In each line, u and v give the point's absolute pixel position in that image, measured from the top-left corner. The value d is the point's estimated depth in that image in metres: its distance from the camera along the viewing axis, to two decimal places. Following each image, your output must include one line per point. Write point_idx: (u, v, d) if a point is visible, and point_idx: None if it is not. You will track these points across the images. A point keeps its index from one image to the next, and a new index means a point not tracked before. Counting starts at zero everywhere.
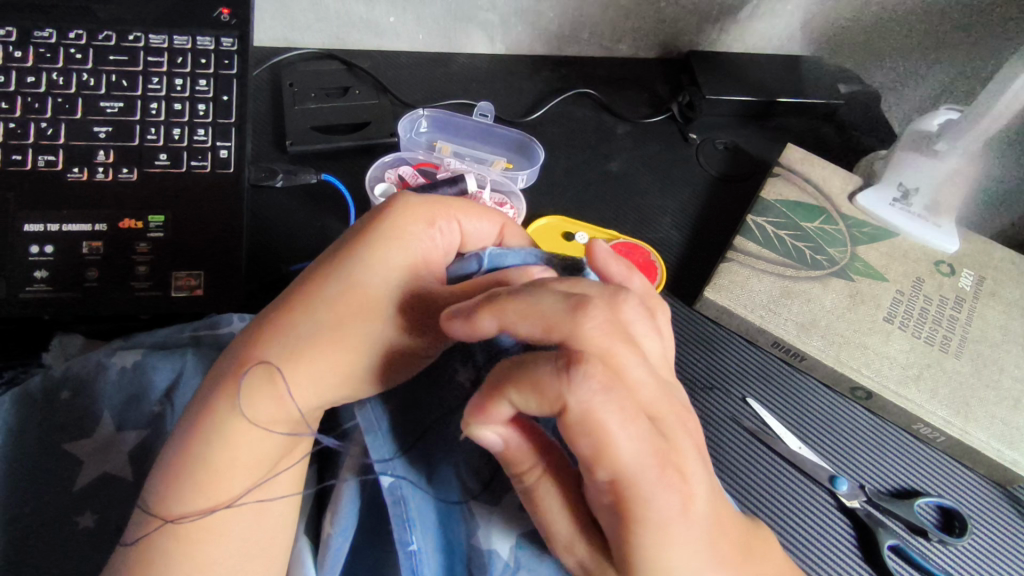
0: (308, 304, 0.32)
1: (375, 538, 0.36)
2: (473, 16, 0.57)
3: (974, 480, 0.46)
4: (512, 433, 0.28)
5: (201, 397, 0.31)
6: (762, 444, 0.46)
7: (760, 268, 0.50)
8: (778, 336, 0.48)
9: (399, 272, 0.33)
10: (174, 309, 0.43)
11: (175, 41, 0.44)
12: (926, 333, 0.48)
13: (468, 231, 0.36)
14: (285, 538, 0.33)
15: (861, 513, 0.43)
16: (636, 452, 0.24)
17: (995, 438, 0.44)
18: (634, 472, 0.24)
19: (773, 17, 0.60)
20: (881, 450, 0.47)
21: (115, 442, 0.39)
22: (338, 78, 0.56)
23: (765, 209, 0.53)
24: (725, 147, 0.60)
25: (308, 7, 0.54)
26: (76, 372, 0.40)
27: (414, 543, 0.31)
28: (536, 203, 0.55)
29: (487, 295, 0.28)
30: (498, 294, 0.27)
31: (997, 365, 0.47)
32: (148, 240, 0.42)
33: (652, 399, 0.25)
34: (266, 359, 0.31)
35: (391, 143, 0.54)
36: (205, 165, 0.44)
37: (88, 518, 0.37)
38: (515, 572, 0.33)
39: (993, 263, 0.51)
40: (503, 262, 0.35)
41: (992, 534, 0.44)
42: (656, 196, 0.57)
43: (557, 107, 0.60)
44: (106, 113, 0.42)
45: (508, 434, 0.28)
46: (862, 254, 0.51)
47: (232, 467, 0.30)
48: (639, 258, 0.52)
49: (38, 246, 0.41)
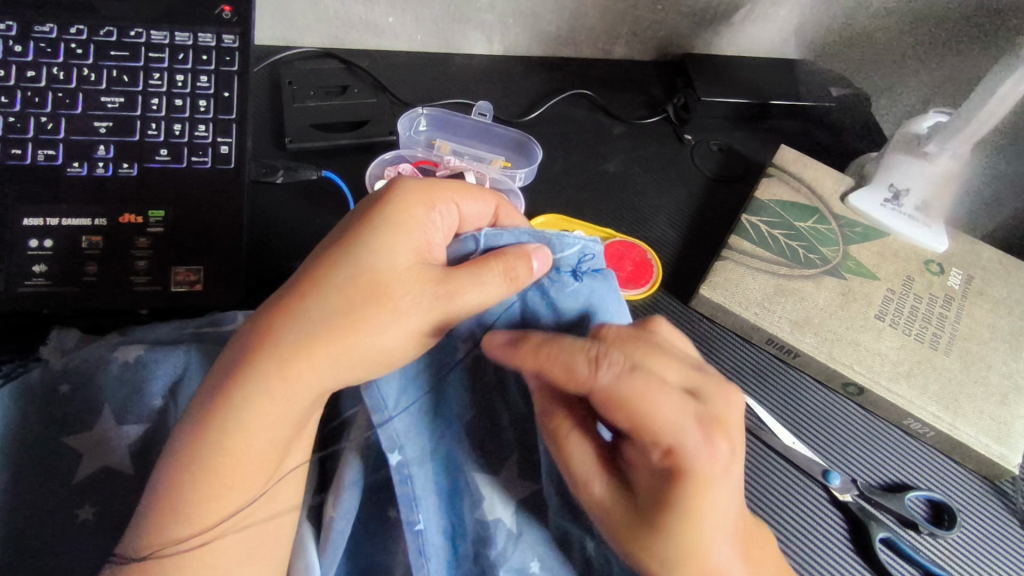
0: (317, 290, 0.32)
1: (377, 523, 0.37)
2: (472, 17, 0.57)
3: (965, 476, 0.47)
4: (623, 381, 0.30)
5: (212, 384, 0.32)
6: (755, 438, 0.47)
7: (754, 266, 0.50)
8: (772, 333, 0.48)
9: (406, 257, 0.33)
10: (174, 304, 0.43)
11: (176, 37, 0.44)
12: (916, 331, 0.48)
13: (466, 213, 0.37)
14: (290, 527, 0.34)
15: (855, 507, 0.44)
16: (672, 420, 0.30)
17: (983, 433, 0.45)
18: (678, 437, 0.30)
19: (767, 21, 0.61)
20: (874, 445, 0.48)
21: (116, 436, 0.39)
22: (337, 77, 0.57)
23: (759, 209, 0.53)
24: (720, 148, 0.61)
25: (307, 7, 0.54)
26: (77, 366, 0.40)
27: (419, 522, 0.33)
28: (533, 203, 0.55)
29: (596, 351, 0.32)
30: (605, 353, 0.32)
31: (986, 362, 0.48)
32: (148, 235, 0.42)
33: (673, 423, 0.30)
34: (279, 347, 0.31)
35: (391, 141, 0.55)
36: (206, 161, 0.44)
37: (88, 511, 0.37)
38: (518, 538, 0.35)
39: (981, 263, 0.52)
40: (497, 242, 0.37)
41: (981, 526, 0.45)
42: (652, 196, 0.57)
43: (554, 108, 0.60)
44: (106, 108, 0.42)
45: (621, 380, 0.30)
46: (854, 253, 0.52)
47: (246, 454, 0.31)
48: (636, 255, 0.53)
49: (37, 240, 0.41)
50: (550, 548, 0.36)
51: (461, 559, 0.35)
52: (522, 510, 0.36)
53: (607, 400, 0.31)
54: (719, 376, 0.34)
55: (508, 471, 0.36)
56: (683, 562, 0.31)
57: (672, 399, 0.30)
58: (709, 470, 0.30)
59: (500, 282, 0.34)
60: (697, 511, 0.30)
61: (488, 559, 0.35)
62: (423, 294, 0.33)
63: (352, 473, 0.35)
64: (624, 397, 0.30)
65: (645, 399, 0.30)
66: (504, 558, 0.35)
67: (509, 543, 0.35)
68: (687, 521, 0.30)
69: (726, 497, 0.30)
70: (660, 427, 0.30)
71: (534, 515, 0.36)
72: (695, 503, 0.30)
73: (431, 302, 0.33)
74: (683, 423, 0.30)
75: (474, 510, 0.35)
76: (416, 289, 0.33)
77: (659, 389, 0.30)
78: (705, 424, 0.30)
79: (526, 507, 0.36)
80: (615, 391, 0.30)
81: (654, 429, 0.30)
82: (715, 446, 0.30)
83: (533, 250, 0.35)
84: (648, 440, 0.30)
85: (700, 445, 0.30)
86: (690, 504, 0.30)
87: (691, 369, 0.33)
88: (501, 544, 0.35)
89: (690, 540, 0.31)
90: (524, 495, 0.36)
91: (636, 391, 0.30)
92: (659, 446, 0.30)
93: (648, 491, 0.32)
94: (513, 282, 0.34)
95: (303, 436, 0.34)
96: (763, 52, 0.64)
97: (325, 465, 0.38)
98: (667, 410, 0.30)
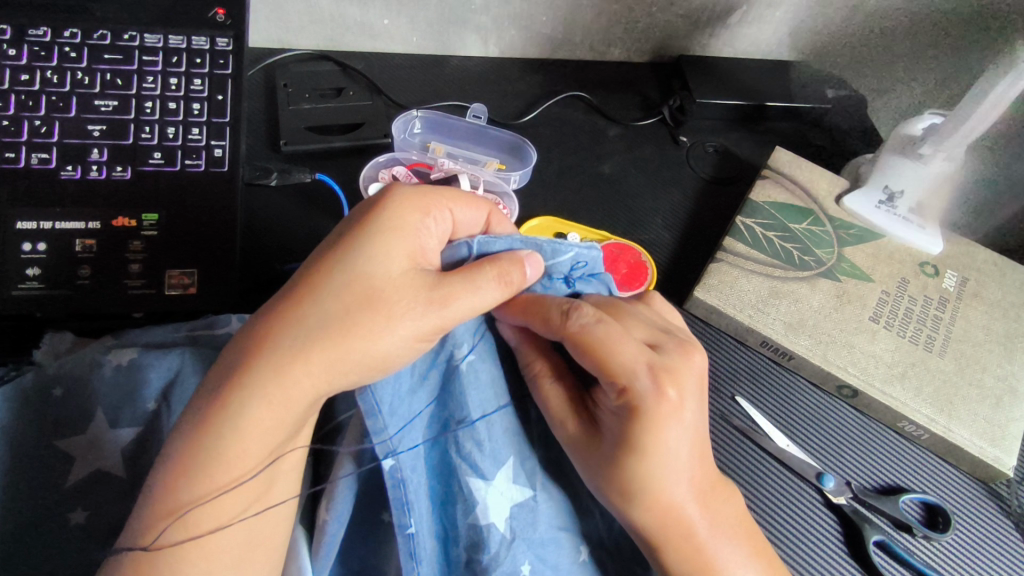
0: (313, 295, 0.32)
1: (368, 526, 0.37)
2: (467, 19, 0.58)
3: (959, 478, 0.47)
4: (590, 328, 0.34)
5: (208, 391, 0.32)
6: (750, 442, 0.47)
7: (749, 268, 0.50)
8: (766, 335, 0.48)
9: (401, 263, 0.33)
10: (167, 307, 0.43)
11: (170, 40, 0.44)
12: (911, 332, 0.48)
13: (459, 219, 0.37)
14: (284, 532, 0.34)
15: (848, 510, 0.44)
16: (632, 365, 0.33)
17: (978, 436, 0.45)
18: (636, 379, 0.33)
19: (762, 23, 0.61)
20: (867, 448, 0.47)
21: (109, 439, 0.39)
22: (332, 79, 0.57)
23: (753, 211, 0.53)
24: (715, 150, 0.61)
25: (302, 9, 0.54)
26: (69, 370, 0.40)
27: (412, 526, 0.33)
28: (528, 205, 0.55)
29: (568, 305, 0.35)
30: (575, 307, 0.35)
31: (980, 364, 0.48)
32: (141, 238, 0.42)
33: (632, 366, 0.33)
34: (276, 353, 0.31)
35: (385, 143, 0.55)
36: (200, 164, 0.44)
37: (80, 515, 0.37)
38: (512, 543, 0.34)
39: (976, 265, 0.52)
40: (491, 248, 0.37)
41: (975, 529, 0.45)
42: (647, 198, 0.57)
43: (550, 110, 0.60)
44: (100, 111, 0.42)
45: (588, 326, 0.34)
46: (849, 255, 0.52)
47: (242, 459, 0.31)
48: (630, 258, 0.53)
49: (30, 243, 0.41)
50: (544, 553, 0.36)
51: (453, 563, 0.36)
52: (517, 516, 0.35)
53: (573, 344, 0.34)
54: (682, 339, 0.37)
55: (502, 477, 0.35)
56: (642, 493, 0.34)
57: (632, 344, 0.34)
58: (661, 406, 0.33)
59: (495, 287, 0.34)
60: (652, 445, 0.33)
61: (480, 565, 0.34)
62: (417, 298, 0.32)
63: (346, 482, 0.34)
64: (591, 342, 0.34)
65: (608, 344, 0.34)
66: (497, 562, 0.34)
67: (501, 548, 0.34)
68: (644, 455, 0.33)
69: (679, 437, 0.33)
70: (619, 368, 0.33)
71: (527, 519, 0.35)
72: (651, 438, 0.33)
73: (425, 307, 0.32)
74: (641, 367, 0.34)
75: (467, 516, 0.34)
76: (410, 293, 0.32)
77: (622, 337, 0.34)
78: (659, 370, 0.34)
79: (518, 512, 0.35)
80: (584, 335, 0.34)
81: (614, 369, 0.33)
82: (671, 390, 0.33)
83: (525, 257, 0.36)
84: (610, 381, 0.34)
85: (652, 386, 0.33)
86: (645, 437, 0.33)
87: (654, 332, 0.37)
88: (493, 549, 0.34)
89: (648, 473, 0.33)
90: (518, 499, 0.35)
91: (600, 338, 0.34)
92: (618, 385, 0.33)
93: (610, 427, 0.34)
94: (508, 286, 0.34)
95: (297, 442, 0.34)
96: (759, 53, 0.64)
97: (319, 467, 0.39)
98: (627, 355, 0.34)
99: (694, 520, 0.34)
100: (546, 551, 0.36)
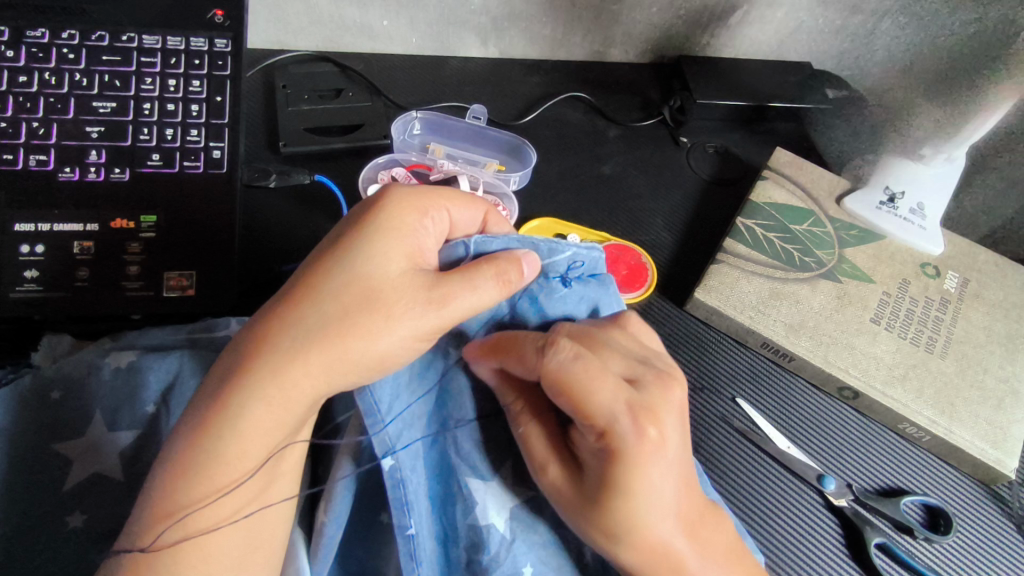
0: (311, 297, 0.32)
1: (367, 529, 0.37)
2: (466, 19, 0.57)
3: (961, 480, 0.47)
4: (564, 367, 0.31)
5: (207, 393, 0.32)
6: (751, 443, 0.47)
7: (750, 269, 0.50)
8: (767, 337, 0.48)
9: (399, 263, 0.33)
10: (165, 309, 0.43)
11: (168, 42, 0.44)
12: (912, 333, 0.48)
13: (457, 219, 0.37)
14: (284, 534, 0.34)
15: (850, 512, 0.44)
16: (610, 404, 0.30)
17: (979, 438, 0.45)
18: (614, 419, 0.30)
19: (763, 23, 0.61)
20: (868, 449, 0.47)
21: (107, 442, 0.39)
22: (331, 80, 0.57)
23: (754, 212, 0.53)
24: (715, 151, 0.60)
25: (301, 10, 0.54)
26: (67, 372, 0.40)
27: (412, 526, 0.32)
28: (528, 206, 0.55)
29: (546, 342, 0.33)
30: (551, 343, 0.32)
31: (982, 366, 0.47)
32: (140, 240, 0.42)
33: (610, 406, 0.30)
34: (275, 354, 0.31)
35: (384, 144, 0.55)
36: (198, 166, 0.44)
37: (78, 518, 0.37)
38: (512, 543, 0.34)
39: (978, 266, 0.52)
40: (488, 248, 0.37)
41: (977, 531, 0.45)
42: (647, 199, 0.57)
43: (550, 111, 0.60)
44: (99, 113, 0.42)
45: (563, 364, 0.31)
46: (850, 256, 0.51)
47: (241, 459, 0.31)
48: (631, 259, 0.53)
49: (28, 246, 0.41)
50: (545, 555, 0.35)
51: (453, 565, 0.35)
52: (516, 518, 0.35)
53: (548, 384, 0.31)
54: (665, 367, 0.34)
55: (501, 477, 0.35)
56: (626, 534, 0.31)
57: (611, 382, 0.31)
58: (643, 447, 0.30)
59: (494, 286, 0.34)
60: (636, 488, 0.30)
61: (480, 566, 0.34)
62: (416, 298, 0.32)
63: (344, 482, 0.34)
64: (566, 381, 0.31)
65: (584, 382, 0.31)
66: (497, 563, 0.34)
67: (502, 549, 0.34)
68: (627, 497, 0.30)
69: (662, 478, 0.30)
70: (596, 409, 0.30)
71: (527, 521, 0.35)
72: (633, 480, 0.30)
73: (424, 307, 0.32)
74: (619, 406, 0.30)
75: (466, 516, 0.34)
76: (409, 293, 0.32)
77: (600, 372, 0.31)
78: (639, 408, 0.30)
79: (518, 513, 0.35)
80: (558, 373, 0.31)
81: (591, 411, 0.30)
82: (652, 429, 0.30)
83: (523, 255, 0.36)
84: (588, 422, 0.31)
85: (633, 427, 0.30)
86: (628, 480, 0.30)
87: (633, 363, 0.33)
88: (493, 549, 0.34)
89: (631, 514, 0.31)
90: (517, 500, 0.35)
91: (575, 376, 0.31)
92: (597, 427, 0.30)
93: (592, 468, 0.32)
94: (506, 285, 0.34)
95: (297, 443, 0.33)
96: (759, 54, 0.64)
97: (317, 469, 0.38)
98: (605, 393, 0.30)
99: (684, 556, 0.32)
100: (547, 554, 0.35)
